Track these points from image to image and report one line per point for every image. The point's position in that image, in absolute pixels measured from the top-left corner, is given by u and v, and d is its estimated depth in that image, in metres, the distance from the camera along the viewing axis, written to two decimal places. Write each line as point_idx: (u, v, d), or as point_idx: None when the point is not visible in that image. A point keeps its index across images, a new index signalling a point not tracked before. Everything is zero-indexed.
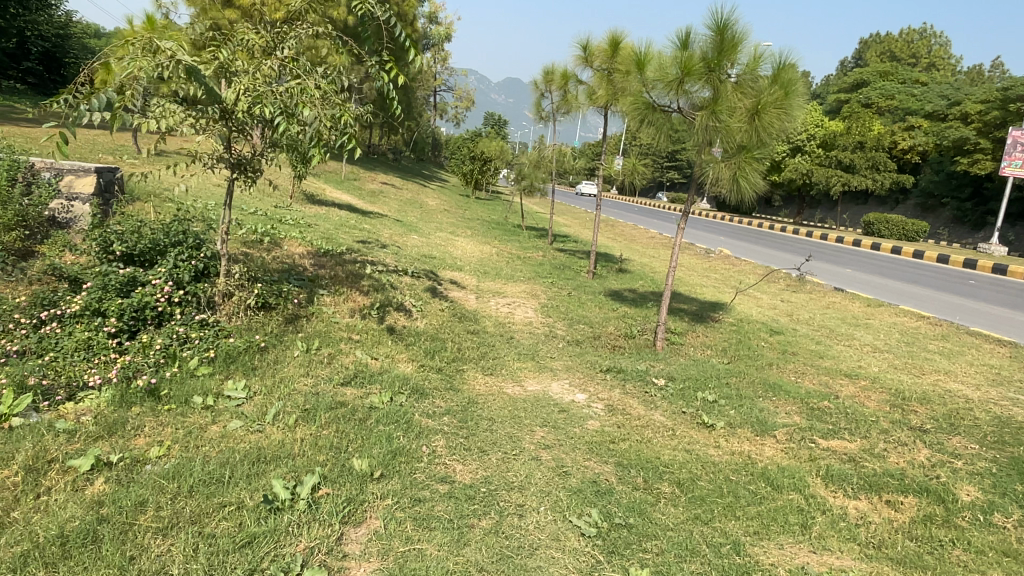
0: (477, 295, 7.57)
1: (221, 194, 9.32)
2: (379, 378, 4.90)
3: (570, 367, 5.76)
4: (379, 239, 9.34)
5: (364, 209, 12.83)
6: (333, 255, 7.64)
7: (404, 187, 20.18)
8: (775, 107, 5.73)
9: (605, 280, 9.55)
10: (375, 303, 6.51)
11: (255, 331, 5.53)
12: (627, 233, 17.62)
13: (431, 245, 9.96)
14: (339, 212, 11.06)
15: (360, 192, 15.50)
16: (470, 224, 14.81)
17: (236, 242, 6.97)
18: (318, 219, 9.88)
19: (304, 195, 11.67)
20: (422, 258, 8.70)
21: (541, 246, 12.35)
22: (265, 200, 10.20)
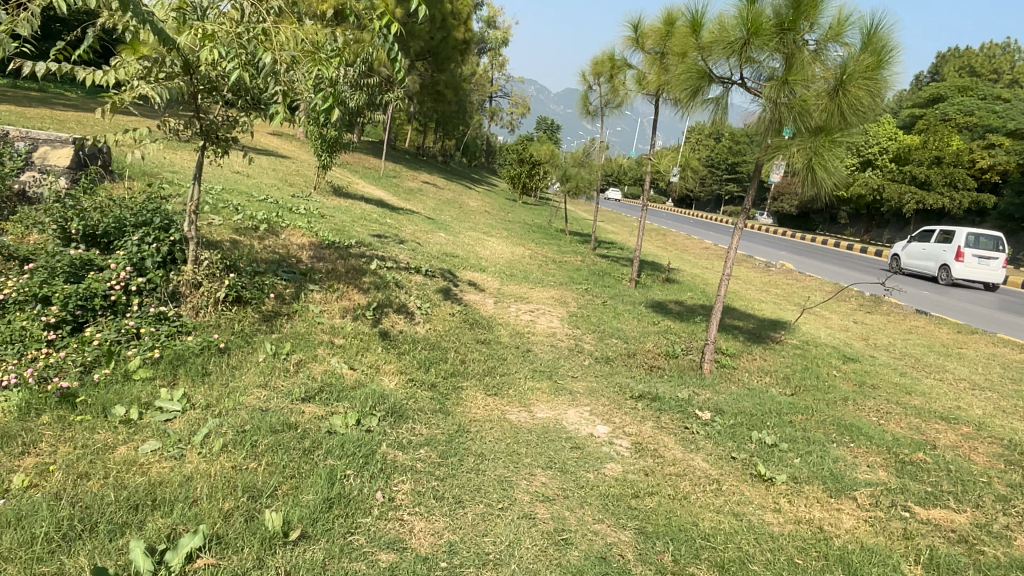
0: (498, 299, 6.59)
1: (233, 181, 8.61)
2: (351, 394, 3.95)
3: (595, 391, 4.71)
4: (399, 234, 8.46)
5: (395, 205, 12.05)
6: (337, 248, 6.78)
7: (447, 187, 19.41)
8: (863, 80, 4.59)
9: (649, 289, 8.46)
10: (372, 303, 5.59)
11: (220, 330, 4.66)
12: (679, 242, 16.41)
13: (457, 243, 9.04)
14: (363, 206, 10.26)
15: (396, 188, 14.76)
16: (509, 226, 13.87)
17: (225, 228, 6.17)
18: (337, 211, 9.08)
19: (330, 187, 10.94)
20: (442, 256, 7.77)
21: (581, 251, 11.32)
22: (284, 190, 9.47)
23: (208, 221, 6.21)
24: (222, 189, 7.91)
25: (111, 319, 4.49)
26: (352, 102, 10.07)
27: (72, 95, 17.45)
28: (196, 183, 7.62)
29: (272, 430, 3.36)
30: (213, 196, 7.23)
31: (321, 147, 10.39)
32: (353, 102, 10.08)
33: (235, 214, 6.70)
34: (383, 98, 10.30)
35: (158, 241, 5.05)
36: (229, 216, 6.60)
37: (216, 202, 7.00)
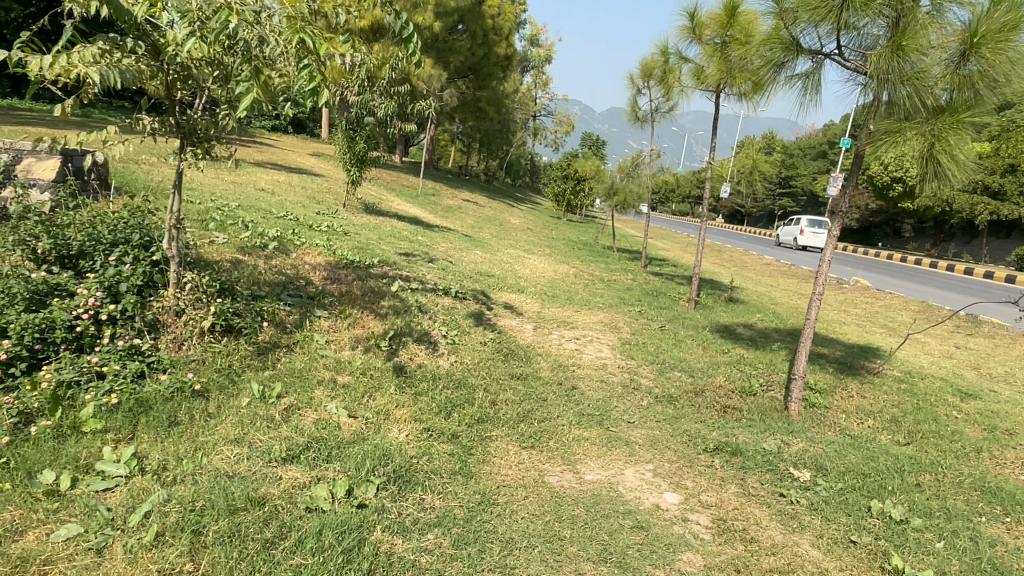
0: (537, 325, 5.69)
1: (251, 199, 7.96)
2: (347, 451, 3.09)
3: (658, 443, 3.75)
4: (429, 252, 7.65)
5: (430, 222, 11.30)
6: (356, 267, 5.98)
7: (489, 205, 18.65)
8: (1001, 41, 3.52)
9: (711, 310, 7.44)
10: (389, 331, 4.75)
11: (202, 369, 3.87)
12: (736, 259, 15.25)
13: (493, 261, 8.19)
14: (394, 223, 9.52)
15: (433, 205, 14.04)
16: (553, 244, 12.98)
17: (228, 247, 5.44)
18: (364, 227, 8.33)
19: (360, 204, 10.24)
20: (475, 276, 6.90)
21: (631, 269, 10.35)
22: (309, 207, 8.79)
23: (209, 239, 5.49)
24: (237, 206, 7.24)
25: (73, 355, 3.72)
26: (382, 112, 9.37)
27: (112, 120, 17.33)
28: (207, 201, 6.95)
29: (229, 508, 2.52)
30: (222, 213, 6.54)
31: (349, 161, 9.70)
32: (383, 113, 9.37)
33: (243, 231, 5.98)
34: (416, 108, 9.57)
35: (138, 262, 4.28)
36: (235, 233, 5.88)
37: (224, 218, 6.30)
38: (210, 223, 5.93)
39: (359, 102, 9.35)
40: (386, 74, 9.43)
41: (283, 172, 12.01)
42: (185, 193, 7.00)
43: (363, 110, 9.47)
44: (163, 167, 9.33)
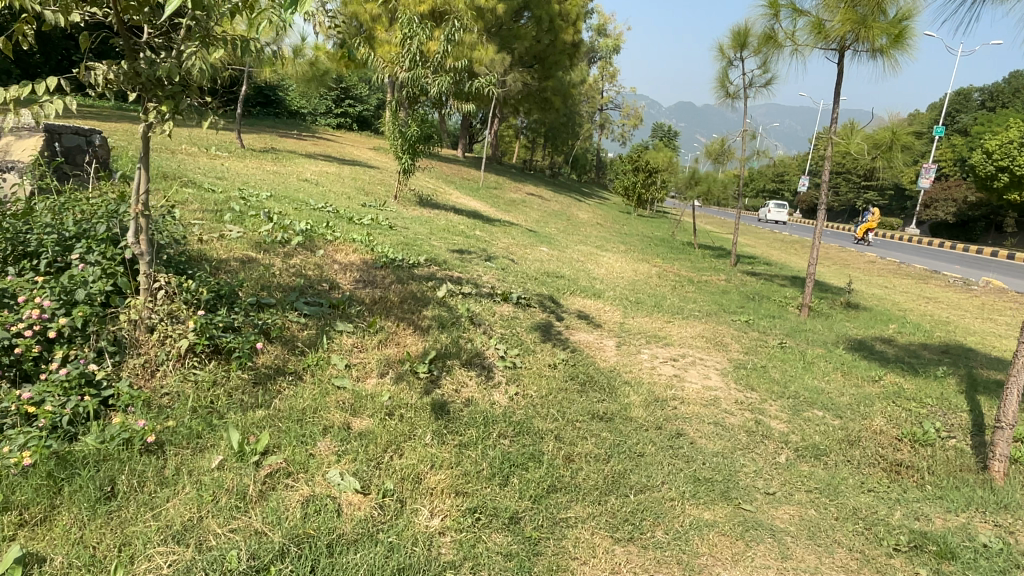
0: (621, 340, 4.47)
1: (289, 191, 7.02)
2: (346, 559, 1.97)
3: (817, 536, 2.49)
4: (487, 248, 6.53)
5: (491, 216, 10.20)
6: (396, 266, 4.90)
7: (555, 199, 17.44)
8: None
9: (831, 321, 6.06)
10: (430, 351, 3.63)
11: (173, 409, 2.82)
12: (834, 255, 13.55)
13: (563, 259, 6.99)
14: (449, 216, 8.46)
15: (495, 199, 12.93)
16: (628, 240, 11.68)
17: (241, 243, 4.43)
18: (415, 221, 7.28)
19: (414, 196, 9.21)
20: (541, 277, 5.73)
21: (721, 268, 8.99)
22: (354, 199, 7.80)
23: (218, 233, 4.49)
24: (270, 196, 6.29)
25: (6, 386, 2.65)
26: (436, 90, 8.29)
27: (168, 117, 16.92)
28: (233, 191, 6.01)
29: None
30: (247, 202, 5.59)
31: (400, 147, 8.67)
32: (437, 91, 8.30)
33: (264, 223, 4.97)
34: (474, 86, 8.47)
35: (105, 261, 3.25)
36: (254, 224, 4.87)
37: (247, 208, 5.32)
38: (224, 214, 4.94)
39: (411, 79, 8.31)
40: (441, 48, 8.36)
41: (334, 163, 11.13)
42: (209, 183, 6.08)
43: (416, 89, 8.42)
44: (202, 157, 8.53)
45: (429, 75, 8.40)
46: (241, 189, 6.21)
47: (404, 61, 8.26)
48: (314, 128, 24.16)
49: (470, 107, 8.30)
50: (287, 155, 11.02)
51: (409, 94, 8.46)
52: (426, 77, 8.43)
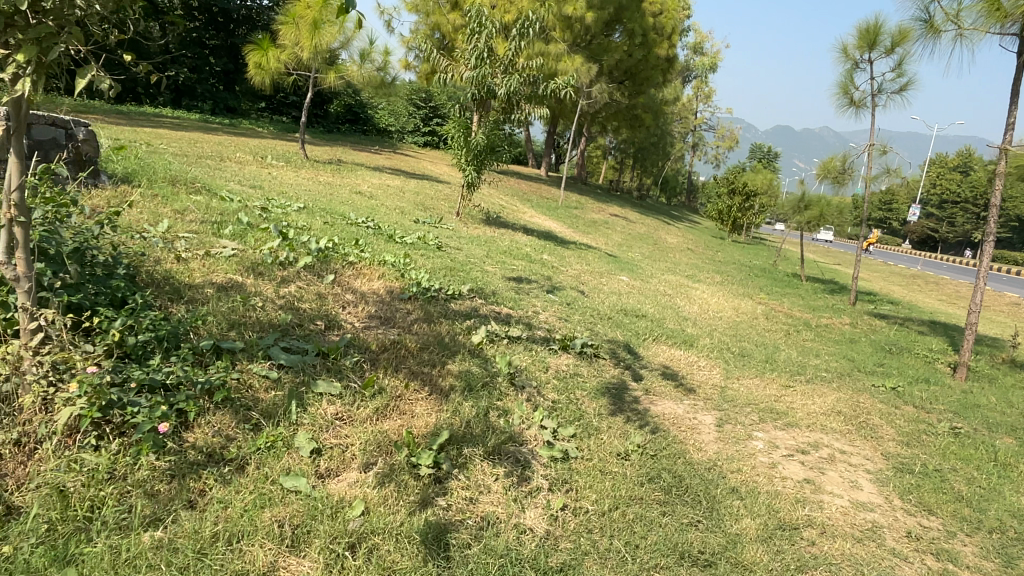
0: (722, 415, 3.20)
1: (330, 203, 6.15)
2: None
3: None
4: (553, 277, 5.38)
5: (567, 237, 9.09)
6: (428, 298, 3.84)
7: (642, 222, 16.12)
8: None
9: (1003, 390, 4.58)
10: (443, 429, 2.51)
11: (23, 522, 1.80)
12: (969, 296, 11.60)
13: (645, 292, 5.76)
14: (516, 236, 7.40)
15: (573, 219, 11.81)
16: (723, 268, 10.27)
17: (230, 264, 3.48)
18: (473, 241, 6.25)
19: (480, 213, 8.23)
20: (617, 316, 4.54)
21: (838, 307, 7.52)
22: (409, 214, 6.86)
23: (206, 251, 3.57)
24: (304, 209, 5.41)
25: None
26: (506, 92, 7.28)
27: (246, 130, 16.78)
28: (258, 200, 5.14)
29: None
30: (266, 214, 4.70)
31: (465, 157, 7.70)
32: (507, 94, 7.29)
33: (273, 238, 4.03)
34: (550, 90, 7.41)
35: None
36: (258, 239, 3.93)
37: (263, 219, 4.42)
38: (225, 227, 4.02)
39: (478, 80, 7.34)
40: (514, 45, 7.35)
41: (401, 177, 10.33)
42: (233, 191, 5.24)
43: (484, 91, 7.44)
44: (253, 166, 7.87)
45: (499, 76, 7.40)
46: (270, 199, 5.34)
47: (472, 59, 7.31)
48: (397, 144, 23.85)
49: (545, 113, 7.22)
50: (350, 166, 10.31)
51: (476, 96, 7.49)
52: (496, 78, 7.44)
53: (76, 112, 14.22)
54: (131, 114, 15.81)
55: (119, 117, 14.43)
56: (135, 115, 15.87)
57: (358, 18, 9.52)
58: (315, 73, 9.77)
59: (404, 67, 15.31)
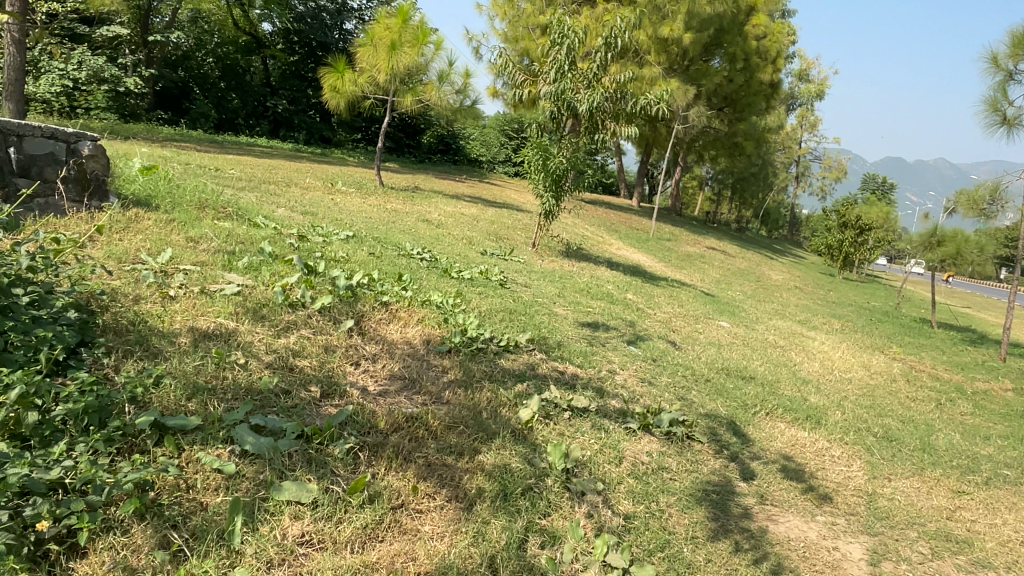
0: (876, 544, 2.21)
1: (387, 231, 5.51)
2: None
3: None
4: (638, 322, 4.46)
5: (657, 272, 8.12)
6: (473, 352, 3.03)
7: (742, 256, 14.80)
8: None
9: None
10: (453, 571, 1.67)
11: None
12: None
13: (752, 344, 4.73)
14: (598, 271, 6.52)
15: (666, 253, 10.79)
16: (839, 312, 8.97)
17: (227, 304, 2.81)
18: (545, 277, 5.43)
19: (560, 245, 7.41)
20: (718, 378, 3.57)
21: (992, 366, 6.17)
22: (476, 245, 6.14)
23: (203, 288, 2.93)
24: (352, 238, 4.75)
25: None
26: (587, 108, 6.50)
27: (333, 159, 16.82)
28: (299, 228, 4.53)
29: None
30: (301, 243, 4.05)
31: (542, 183, 6.93)
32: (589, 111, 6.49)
33: (292, 272, 3.35)
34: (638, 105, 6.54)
35: None
36: (273, 272, 3.26)
37: (292, 249, 3.78)
38: (239, 258, 3.38)
39: (556, 96, 6.62)
40: (598, 55, 6.58)
41: (479, 205, 9.68)
42: (276, 217, 4.67)
43: (564, 109, 6.70)
44: (319, 191, 7.42)
45: (581, 92, 6.63)
46: (315, 227, 4.73)
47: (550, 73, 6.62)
48: (486, 174, 23.51)
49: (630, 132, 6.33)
50: (426, 192, 9.78)
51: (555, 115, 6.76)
52: (578, 93, 6.67)
53: (172, 141, 14.54)
54: (225, 143, 16.09)
55: (211, 146, 14.64)
56: (229, 144, 16.15)
57: (437, 38, 9.00)
58: (392, 96, 9.32)
59: (490, 93, 14.82)
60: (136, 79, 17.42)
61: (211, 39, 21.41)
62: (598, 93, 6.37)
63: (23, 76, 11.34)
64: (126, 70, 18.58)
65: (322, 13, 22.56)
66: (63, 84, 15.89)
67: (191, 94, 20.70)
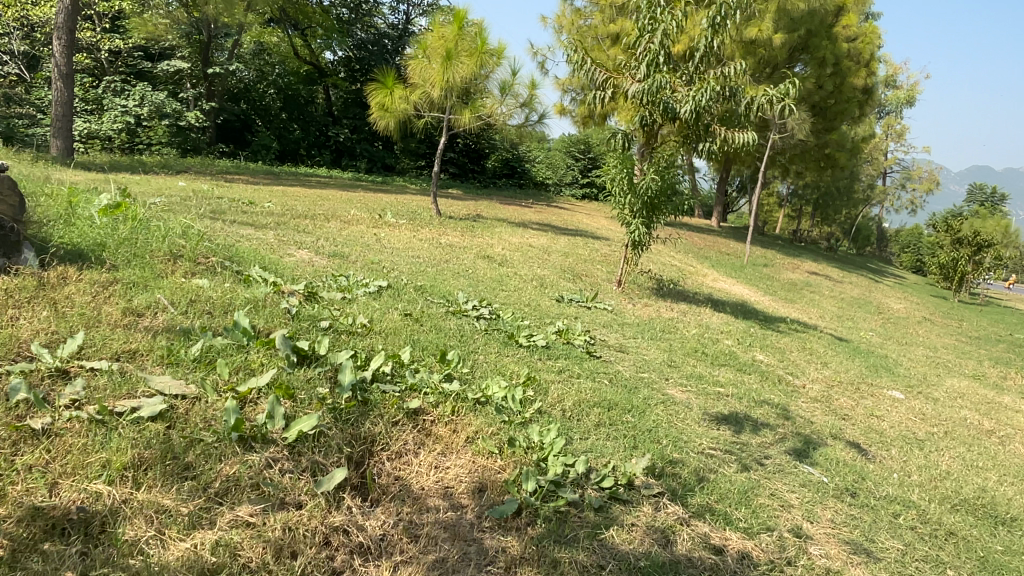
0: None
1: (438, 276, 4.31)
2: None
3: None
4: (793, 407, 3.06)
5: (770, 311, 6.66)
6: (560, 513, 1.73)
7: (848, 281, 13.02)
8: None
9: None
10: None
11: None
12: None
13: (957, 436, 3.26)
14: (705, 317, 5.14)
15: (769, 283, 9.26)
16: (1001, 354, 7.23)
17: (127, 440, 1.60)
18: (644, 331, 4.10)
19: (650, 282, 6.06)
20: (966, 529, 2.15)
21: None
22: (550, 288, 4.87)
23: (103, 405, 1.74)
24: (386, 290, 3.54)
25: None
26: (694, 110, 4.82)
27: (393, 187, 15.96)
28: (310, 279, 3.33)
29: None
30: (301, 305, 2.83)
31: (630, 206, 5.50)
32: (696, 114, 4.83)
33: (266, 366, 2.10)
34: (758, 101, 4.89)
35: None
36: (233, 366, 2.03)
37: (284, 317, 2.57)
38: (188, 341, 2.17)
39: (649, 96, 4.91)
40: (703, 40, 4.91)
41: (548, 234, 8.43)
42: (284, 265, 3.51)
43: (659, 112, 5.02)
44: (363, 225, 6.32)
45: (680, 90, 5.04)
46: (337, 277, 3.54)
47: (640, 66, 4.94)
48: (553, 197, 22.31)
49: (747, 138, 4.88)
50: (489, 221, 8.62)
51: (646, 121, 5.13)
52: (677, 91, 5.03)
53: (226, 173, 13.89)
54: (282, 174, 15.43)
55: (267, 178, 13.95)
56: (286, 174, 15.47)
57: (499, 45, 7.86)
58: (448, 114, 8.19)
59: (558, 110, 13.59)
60: (196, 113, 17.08)
61: (273, 69, 21.04)
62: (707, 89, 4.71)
63: (70, 110, 10.82)
64: (187, 103, 18.31)
65: (383, 39, 21.95)
66: (126, 120, 15.62)
67: (254, 127, 20.38)
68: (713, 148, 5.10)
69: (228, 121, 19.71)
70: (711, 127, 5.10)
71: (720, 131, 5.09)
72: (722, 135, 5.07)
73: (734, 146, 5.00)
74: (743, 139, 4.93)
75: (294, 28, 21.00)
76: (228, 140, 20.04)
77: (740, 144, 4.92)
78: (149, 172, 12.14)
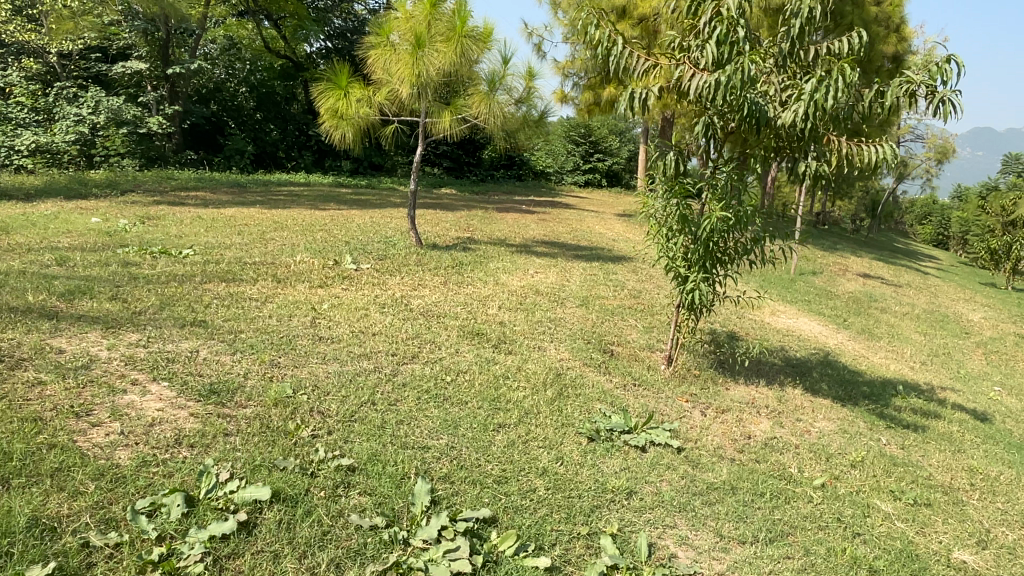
0: None
1: (393, 415, 2.59)
2: None
3: None
4: None
5: (863, 369, 4.96)
6: None
7: (903, 281, 11.31)
8: None
9: None
10: None
11: None
12: None
13: None
14: (809, 423, 3.41)
15: (833, 305, 7.54)
16: None
17: None
18: (748, 506, 2.37)
19: (707, 348, 4.35)
20: None
21: None
22: (577, 398, 3.16)
23: None
24: (270, 509, 1.82)
25: None
26: (805, 115, 2.83)
27: (374, 194, 14.15)
28: (81, 541, 1.56)
29: None
30: None
31: (682, 255, 3.65)
32: (808, 121, 2.84)
33: None
34: (894, 92, 3.06)
35: None
36: None
37: None
38: None
39: (725, 94, 2.89)
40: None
41: (559, 261, 6.71)
42: (33, 496, 1.70)
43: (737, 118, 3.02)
44: (305, 281, 4.59)
45: (770, 76, 3.11)
46: (154, 504, 1.75)
47: (706, 44, 2.90)
48: (557, 190, 20.46)
49: (888, 153, 2.98)
50: (483, 248, 6.90)
51: (713, 133, 3.18)
52: (765, 83, 3.09)
53: (182, 188, 12.09)
54: (250, 184, 13.61)
55: (230, 191, 12.18)
56: (256, 184, 13.70)
57: (486, 27, 6.09)
58: (425, 118, 6.42)
59: (559, 98, 11.73)
60: (159, 119, 15.11)
61: (245, 66, 19.13)
62: (833, 76, 2.70)
63: None
64: (150, 108, 16.39)
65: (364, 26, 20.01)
66: (79, 131, 13.58)
67: (227, 131, 18.54)
68: (824, 169, 3.20)
69: (197, 125, 17.89)
70: (822, 135, 3.21)
71: (837, 142, 3.21)
72: (841, 149, 3.19)
73: (862, 165, 3.14)
74: (880, 154, 3.02)
75: (267, 20, 19.08)
76: (199, 146, 18.26)
77: (875, 162, 3.02)
78: (85, 194, 10.35)
